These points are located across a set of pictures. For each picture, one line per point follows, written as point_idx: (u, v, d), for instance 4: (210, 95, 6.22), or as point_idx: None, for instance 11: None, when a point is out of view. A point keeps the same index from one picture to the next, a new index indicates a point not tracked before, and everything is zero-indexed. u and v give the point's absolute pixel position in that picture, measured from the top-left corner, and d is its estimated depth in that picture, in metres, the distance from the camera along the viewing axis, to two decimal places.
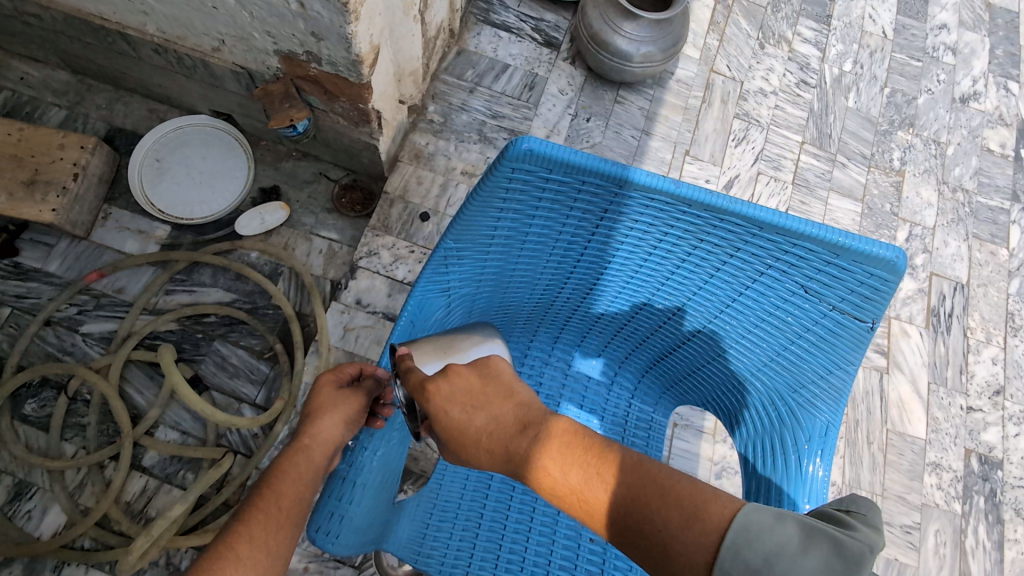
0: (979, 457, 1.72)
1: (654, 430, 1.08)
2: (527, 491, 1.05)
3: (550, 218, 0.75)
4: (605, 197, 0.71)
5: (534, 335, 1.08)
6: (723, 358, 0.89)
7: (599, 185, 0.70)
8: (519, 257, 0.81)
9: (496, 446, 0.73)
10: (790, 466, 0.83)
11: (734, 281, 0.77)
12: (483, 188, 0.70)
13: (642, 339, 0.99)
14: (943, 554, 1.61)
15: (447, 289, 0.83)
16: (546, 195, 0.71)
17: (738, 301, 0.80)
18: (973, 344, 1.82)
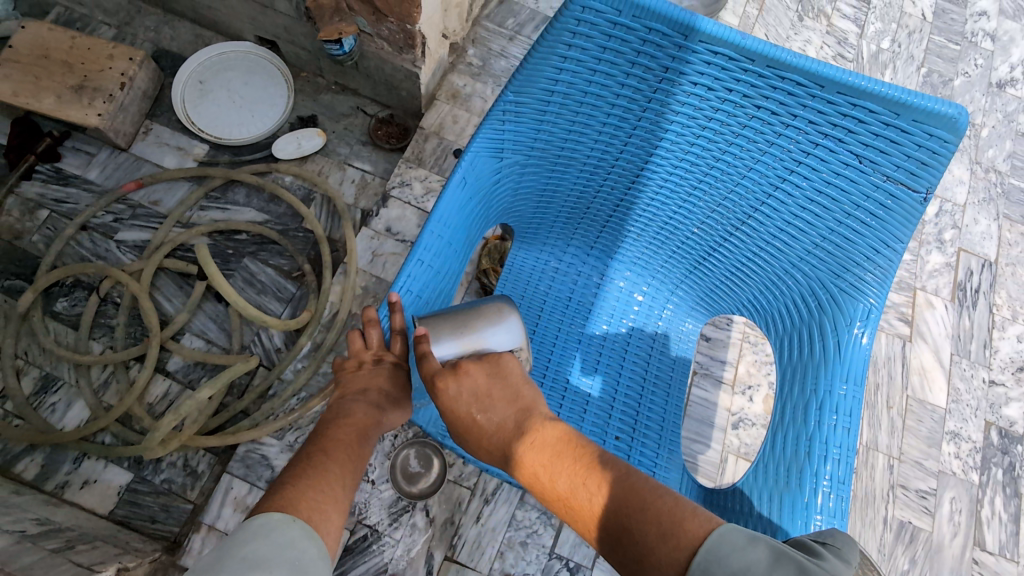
0: (998, 430, 1.67)
1: (683, 341, 1.11)
2: (556, 388, 1.04)
3: (611, 77, 0.79)
4: (669, 51, 0.75)
5: (570, 239, 1.11)
6: (763, 252, 0.91)
7: (665, 36, 0.74)
8: (574, 125, 0.85)
9: (495, 446, 0.79)
10: (828, 350, 0.85)
11: (787, 155, 0.80)
12: (550, 32, 0.76)
13: (678, 242, 1.02)
14: (958, 521, 1.57)
15: (501, 154, 0.86)
16: (611, 45, 0.76)
17: (785, 181, 0.83)
18: (998, 320, 1.78)
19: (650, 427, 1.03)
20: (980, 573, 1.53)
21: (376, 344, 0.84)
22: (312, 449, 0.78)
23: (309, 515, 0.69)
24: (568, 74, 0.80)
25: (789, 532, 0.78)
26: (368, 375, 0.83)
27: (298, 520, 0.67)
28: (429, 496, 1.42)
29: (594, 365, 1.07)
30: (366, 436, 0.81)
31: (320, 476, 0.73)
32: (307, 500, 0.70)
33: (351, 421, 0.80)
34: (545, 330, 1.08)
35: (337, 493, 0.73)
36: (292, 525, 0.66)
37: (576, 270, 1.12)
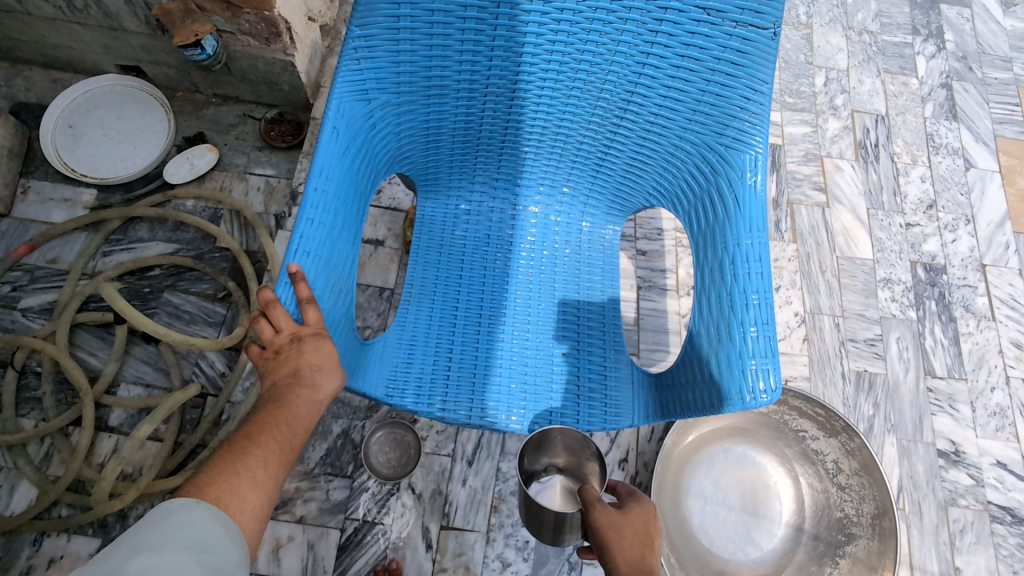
0: (924, 266, 1.77)
1: (606, 247, 1.13)
2: (494, 321, 1.06)
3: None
4: None
5: (473, 178, 1.11)
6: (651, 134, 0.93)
7: None
8: (433, 49, 0.84)
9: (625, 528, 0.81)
10: (728, 203, 0.86)
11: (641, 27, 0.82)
12: None
13: (574, 149, 1.02)
14: (907, 358, 1.67)
15: (371, 97, 0.86)
16: None
17: (648, 52, 0.85)
18: (901, 167, 1.88)
19: (592, 335, 1.05)
20: (937, 399, 1.63)
21: (288, 326, 0.78)
22: (240, 433, 0.73)
23: (218, 498, 0.64)
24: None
25: (729, 384, 0.81)
26: (294, 351, 0.78)
27: (204, 502, 0.62)
28: (410, 472, 1.40)
29: (527, 292, 1.08)
30: (298, 425, 0.76)
31: (239, 466, 0.68)
32: (218, 483, 0.65)
33: (287, 406, 0.75)
34: (472, 272, 1.09)
35: (258, 476, 0.69)
36: (196, 507, 0.61)
37: (490, 207, 1.12)
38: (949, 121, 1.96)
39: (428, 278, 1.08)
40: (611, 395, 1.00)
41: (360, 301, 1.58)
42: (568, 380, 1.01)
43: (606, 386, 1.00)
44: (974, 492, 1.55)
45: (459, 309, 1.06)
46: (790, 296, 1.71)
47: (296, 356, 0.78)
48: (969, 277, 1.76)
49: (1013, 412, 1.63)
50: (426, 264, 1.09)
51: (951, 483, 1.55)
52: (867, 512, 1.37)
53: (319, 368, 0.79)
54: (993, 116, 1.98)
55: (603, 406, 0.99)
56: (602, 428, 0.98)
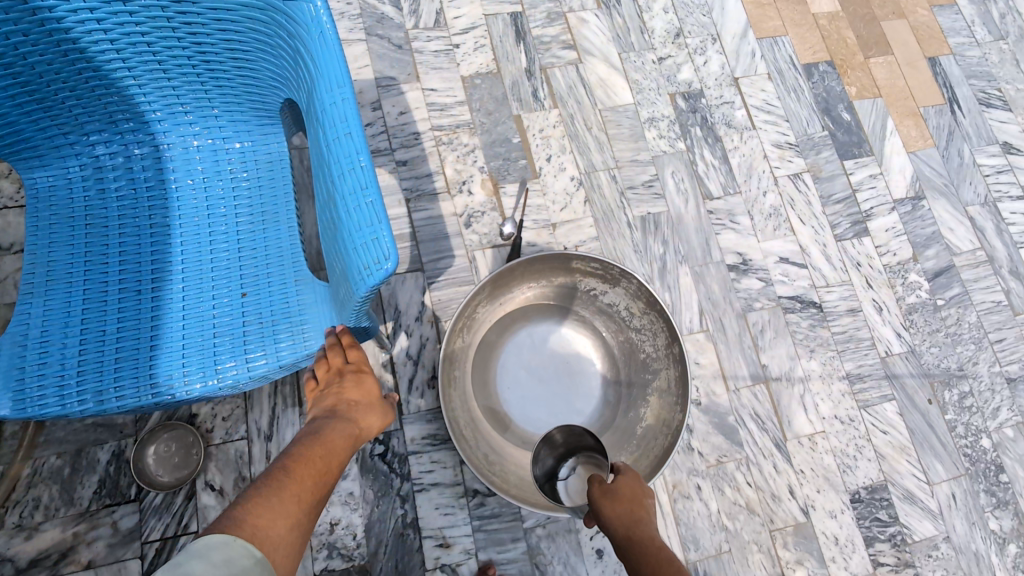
0: (683, 96, 1.77)
1: (273, 161, 1.01)
2: (152, 283, 0.91)
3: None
4: None
5: (74, 125, 0.91)
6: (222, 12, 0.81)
7: None
8: None
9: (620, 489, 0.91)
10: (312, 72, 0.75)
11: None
12: None
13: (166, 60, 0.86)
14: (685, 188, 1.69)
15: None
16: None
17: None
18: (642, 3, 1.84)
19: (271, 266, 0.96)
20: (719, 218, 1.67)
21: (337, 362, 0.89)
22: (281, 461, 0.77)
23: (253, 534, 0.66)
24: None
25: (352, 267, 0.72)
26: (335, 393, 0.88)
27: (240, 538, 0.64)
28: (202, 467, 1.25)
29: (192, 239, 0.95)
30: (331, 465, 0.81)
31: (280, 507, 0.71)
32: (257, 517, 0.68)
33: (329, 445, 0.82)
34: (118, 237, 0.92)
35: (293, 511, 0.72)
36: (234, 545, 0.63)
37: (121, 156, 0.95)
38: None
39: (60, 259, 0.90)
40: (300, 321, 0.93)
41: None
42: (254, 320, 0.92)
43: (290, 315, 0.93)
44: (766, 293, 1.63)
45: (109, 284, 0.90)
46: (564, 163, 1.66)
47: None
48: (725, 95, 1.79)
49: (785, 209, 1.71)
50: (54, 242, 0.91)
51: (745, 291, 1.62)
52: (661, 344, 1.38)
53: (355, 405, 0.88)
54: None
55: (294, 334, 0.92)
56: (300, 356, 0.92)
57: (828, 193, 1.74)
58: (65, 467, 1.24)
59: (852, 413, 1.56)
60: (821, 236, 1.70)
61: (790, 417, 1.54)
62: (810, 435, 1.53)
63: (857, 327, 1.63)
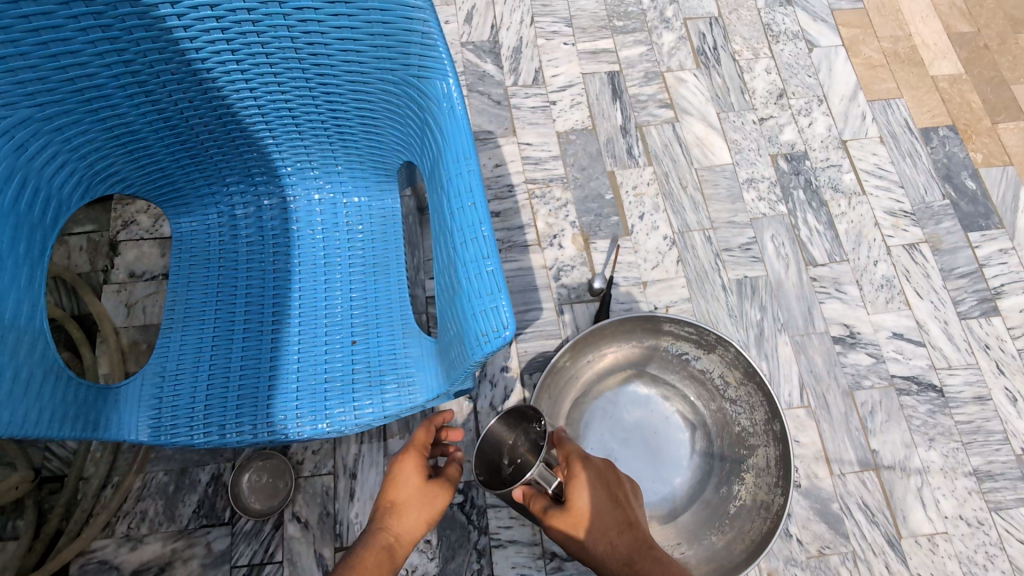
0: (785, 158, 1.72)
1: (388, 216, 1.03)
2: (275, 329, 0.95)
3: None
4: None
5: (223, 177, 0.99)
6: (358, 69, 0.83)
7: None
8: None
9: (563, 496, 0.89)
10: (428, 139, 0.81)
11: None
12: None
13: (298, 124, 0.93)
14: (786, 253, 1.61)
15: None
16: None
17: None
18: (744, 64, 1.83)
19: (381, 313, 0.96)
20: (823, 286, 1.58)
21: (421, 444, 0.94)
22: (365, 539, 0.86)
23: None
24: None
25: (467, 331, 0.72)
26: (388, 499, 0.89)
27: None
28: (287, 502, 1.29)
29: (310, 287, 0.98)
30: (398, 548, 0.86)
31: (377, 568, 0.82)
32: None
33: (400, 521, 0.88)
34: (246, 278, 0.98)
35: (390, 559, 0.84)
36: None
37: (252, 209, 1.02)
38: (783, 7, 1.92)
39: (196, 299, 0.96)
40: (404, 377, 0.91)
41: None
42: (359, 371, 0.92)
43: (397, 367, 0.92)
44: (876, 371, 1.50)
45: (234, 323, 0.95)
46: (657, 221, 1.63)
47: None
48: (831, 158, 1.73)
49: (900, 280, 1.59)
50: (193, 279, 0.97)
51: (853, 367, 1.50)
52: (759, 420, 1.30)
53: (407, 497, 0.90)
54: None
55: (401, 387, 0.90)
56: (405, 409, 0.90)
57: (949, 266, 1.61)
58: (170, 484, 1.32)
59: (980, 514, 1.38)
60: (941, 313, 1.56)
61: (906, 514, 1.38)
62: (930, 535, 1.36)
63: (987, 418, 1.46)
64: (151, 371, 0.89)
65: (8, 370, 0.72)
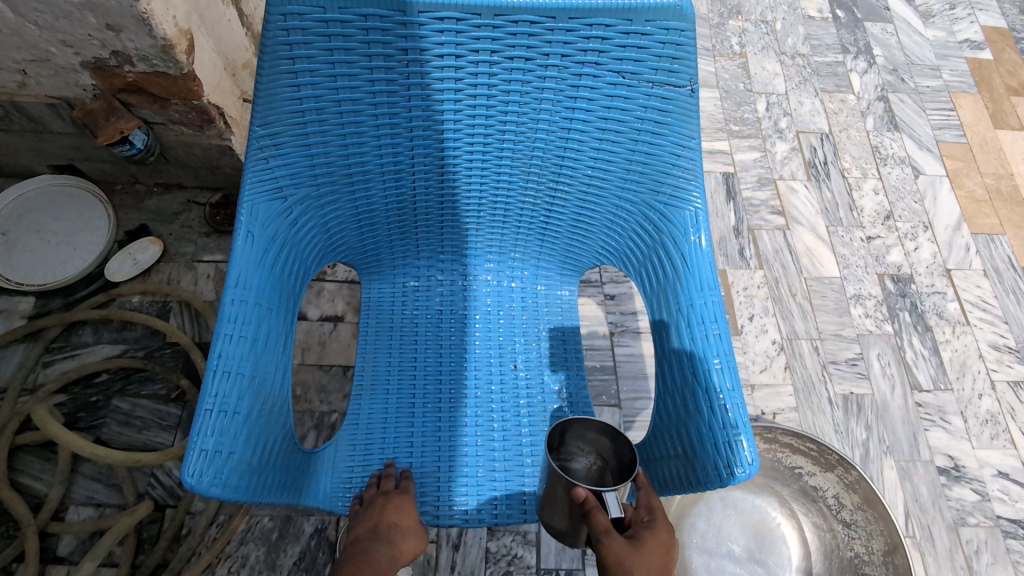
0: (891, 278, 1.76)
1: (565, 309, 1.07)
2: (454, 408, 0.98)
3: (352, 52, 0.70)
4: (400, 59, 0.72)
5: (418, 253, 1.05)
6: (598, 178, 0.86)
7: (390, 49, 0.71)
8: (347, 153, 0.80)
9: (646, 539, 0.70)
10: (655, 258, 0.84)
11: (563, 83, 0.76)
12: (263, 69, 0.70)
13: (505, 217, 0.99)
14: (891, 373, 1.63)
15: (278, 180, 0.76)
16: (337, 68, 0.71)
17: (575, 97, 0.77)
18: (853, 182, 1.91)
19: (559, 406, 1.00)
20: (928, 413, 1.58)
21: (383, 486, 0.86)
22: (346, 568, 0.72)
23: None
24: (308, 77, 0.71)
25: (702, 458, 0.73)
26: (381, 515, 0.80)
27: None
28: None
29: (487, 369, 1.02)
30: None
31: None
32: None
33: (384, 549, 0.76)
34: (427, 351, 1.02)
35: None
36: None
37: (435, 283, 1.06)
38: (891, 132, 2.01)
39: (381, 367, 1.00)
40: None
41: (324, 384, 1.45)
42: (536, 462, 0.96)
43: None
44: (981, 509, 1.48)
45: (415, 396, 0.99)
46: (765, 324, 1.66)
47: (217, 496, 0.65)
48: (937, 284, 1.77)
49: (1005, 417, 1.60)
50: (378, 347, 1.02)
51: (958, 501, 1.48)
52: (877, 550, 1.25)
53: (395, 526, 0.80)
54: (933, 122, 2.05)
55: None
56: None
57: None
58: (274, 530, 1.32)
59: None
60: None
61: None
62: None
63: None
64: (343, 437, 0.95)
65: (261, 438, 0.73)
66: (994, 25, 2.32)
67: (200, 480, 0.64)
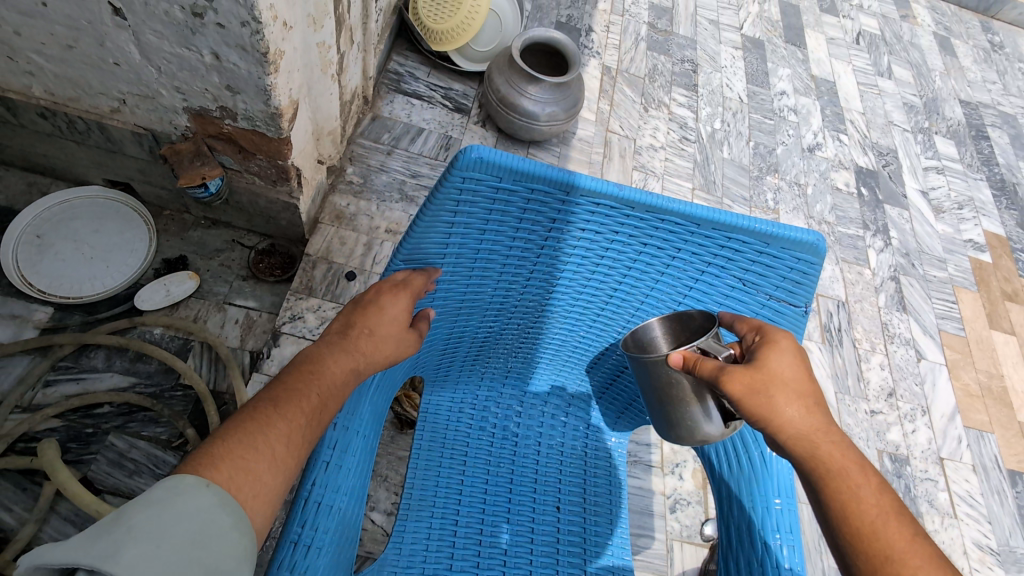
0: (890, 456, 1.83)
1: (616, 458, 1.07)
2: (496, 541, 0.95)
3: (509, 212, 0.76)
4: (545, 222, 0.78)
5: (485, 369, 1.07)
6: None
7: (542, 207, 0.76)
8: (468, 282, 0.83)
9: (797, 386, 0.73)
10: (732, 444, 0.89)
11: (684, 274, 0.83)
12: (432, 204, 0.73)
13: (579, 356, 1.03)
14: None
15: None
16: (492, 215, 0.76)
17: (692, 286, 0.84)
18: (862, 353, 2.02)
19: (602, 560, 0.97)
20: None
21: None
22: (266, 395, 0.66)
23: (231, 478, 0.59)
24: (463, 224, 0.75)
25: None
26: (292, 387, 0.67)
27: (214, 485, 0.57)
28: None
29: (532, 502, 1.00)
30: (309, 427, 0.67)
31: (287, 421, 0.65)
32: (233, 457, 0.60)
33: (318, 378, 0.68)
34: (475, 470, 1.01)
35: (277, 454, 0.63)
36: (206, 490, 0.57)
37: (493, 403, 1.07)
38: (900, 312, 2.16)
39: (429, 484, 0.98)
40: None
41: None
42: None
43: None
44: None
45: (460, 520, 0.95)
46: None
47: None
48: (930, 470, 1.84)
49: None
50: (429, 462, 1.00)
51: None
52: None
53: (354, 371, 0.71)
54: (936, 310, 2.21)
55: None
56: None
57: None
58: None
59: None
60: None
61: None
62: None
63: None
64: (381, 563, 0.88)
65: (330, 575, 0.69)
66: (994, 232, 2.56)
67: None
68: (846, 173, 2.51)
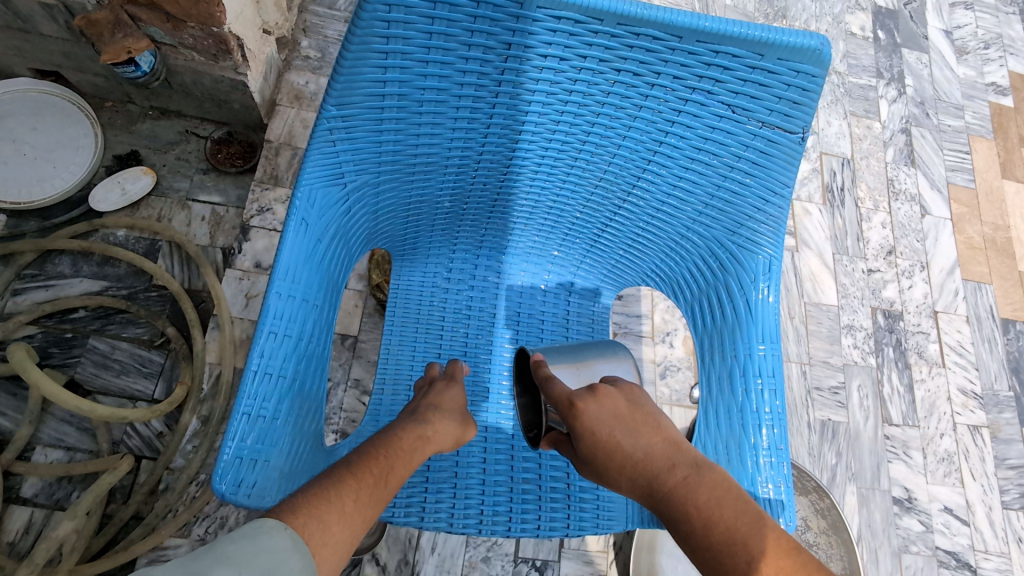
0: (883, 313, 1.82)
1: (598, 323, 1.04)
2: (477, 410, 0.96)
3: (452, 38, 0.65)
4: (497, 53, 0.67)
5: (455, 240, 1.00)
6: (666, 207, 0.83)
7: (490, 32, 0.66)
8: (416, 144, 0.74)
9: (658, 460, 0.71)
10: (716, 297, 0.83)
11: (665, 102, 0.73)
12: (358, 31, 0.64)
13: (554, 222, 0.96)
14: (867, 405, 1.71)
15: (341, 165, 0.70)
16: (433, 47, 0.66)
17: (673, 123, 0.74)
18: (864, 212, 1.94)
19: None
20: (893, 445, 1.69)
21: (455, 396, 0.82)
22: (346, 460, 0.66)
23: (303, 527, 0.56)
24: (399, 60, 0.66)
25: None
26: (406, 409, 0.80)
27: (289, 529, 0.54)
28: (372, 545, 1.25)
29: (513, 368, 1.00)
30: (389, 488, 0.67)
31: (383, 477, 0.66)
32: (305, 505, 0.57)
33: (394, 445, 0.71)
34: (452, 345, 0.99)
35: (346, 510, 0.60)
36: (282, 533, 0.53)
37: (468, 274, 1.02)
38: (908, 167, 2.03)
39: (405, 359, 0.97)
40: (605, 501, 0.90)
41: None
42: (560, 472, 0.93)
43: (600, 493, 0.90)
44: (924, 538, 1.61)
45: None
46: None
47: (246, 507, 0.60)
48: (922, 324, 1.84)
49: (959, 457, 1.72)
50: (404, 337, 0.98)
51: (905, 529, 1.61)
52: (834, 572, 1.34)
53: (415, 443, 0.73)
54: (948, 163, 2.08)
55: (601, 518, 0.88)
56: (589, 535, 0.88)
57: (1003, 455, 1.75)
58: None
59: None
60: (988, 497, 1.69)
61: None
62: None
63: None
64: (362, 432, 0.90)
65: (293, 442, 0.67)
66: (1021, 72, 2.33)
67: (233, 489, 0.59)
68: (862, 14, 2.24)
